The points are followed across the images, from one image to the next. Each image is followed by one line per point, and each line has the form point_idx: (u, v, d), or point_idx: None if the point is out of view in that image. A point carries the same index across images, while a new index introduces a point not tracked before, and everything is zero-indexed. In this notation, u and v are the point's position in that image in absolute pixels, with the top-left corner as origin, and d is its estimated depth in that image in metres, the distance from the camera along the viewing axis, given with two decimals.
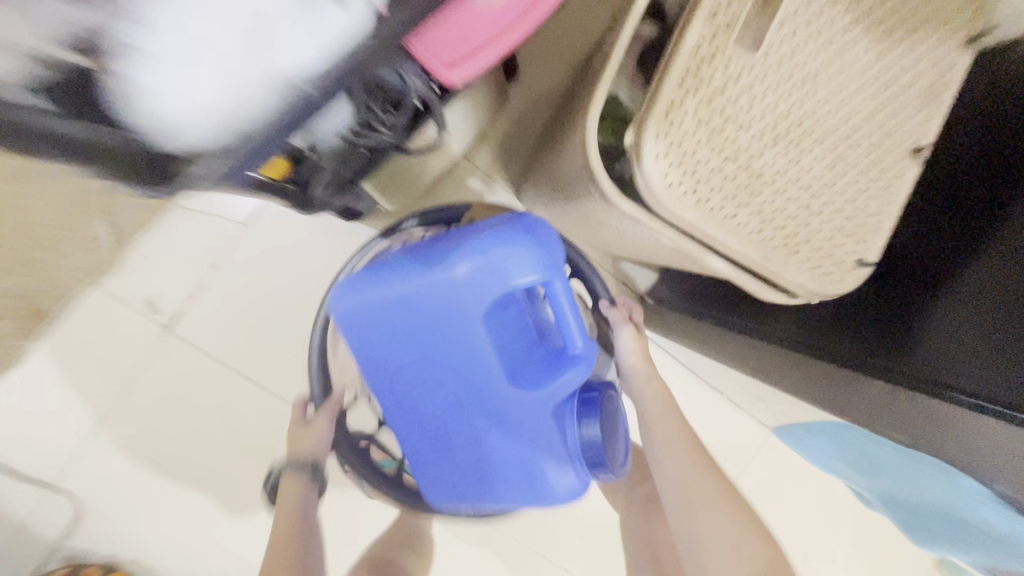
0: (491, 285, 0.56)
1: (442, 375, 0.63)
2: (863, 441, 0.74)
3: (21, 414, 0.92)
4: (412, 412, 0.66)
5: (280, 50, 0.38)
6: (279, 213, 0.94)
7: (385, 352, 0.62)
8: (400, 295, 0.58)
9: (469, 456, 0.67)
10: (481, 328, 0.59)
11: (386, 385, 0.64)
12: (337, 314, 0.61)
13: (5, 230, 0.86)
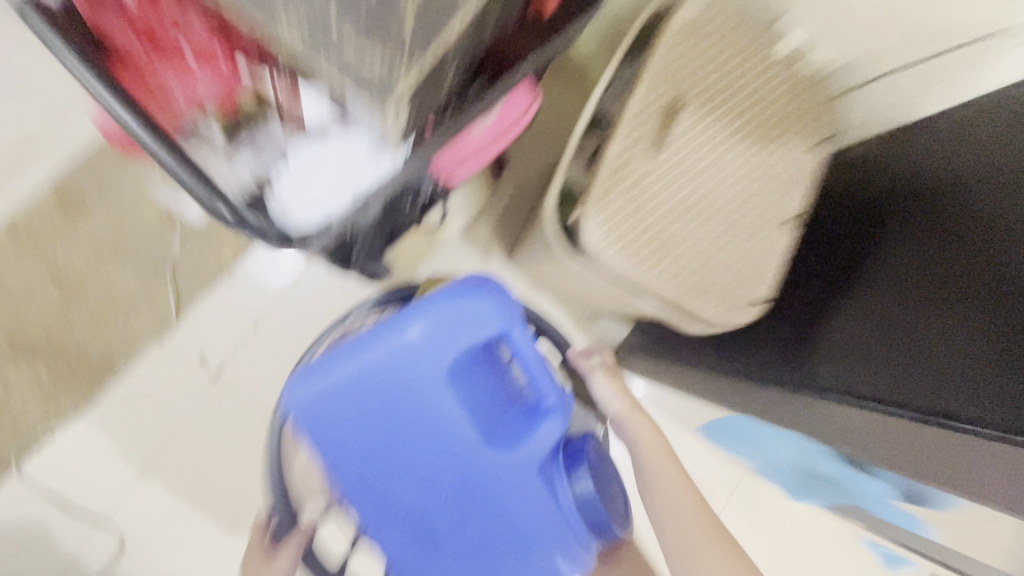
0: (449, 345, 0.63)
1: (412, 448, 0.69)
2: (752, 428, 0.93)
3: (82, 455, 1.06)
4: (393, 484, 0.71)
5: (357, 177, 0.59)
6: (313, 279, 1.14)
7: (349, 435, 0.67)
8: (360, 372, 0.64)
9: (461, 523, 0.74)
10: (447, 389, 0.66)
11: (359, 469, 0.70)
12: (296, 409, 0.66)
13: (95, 296, 1.07)
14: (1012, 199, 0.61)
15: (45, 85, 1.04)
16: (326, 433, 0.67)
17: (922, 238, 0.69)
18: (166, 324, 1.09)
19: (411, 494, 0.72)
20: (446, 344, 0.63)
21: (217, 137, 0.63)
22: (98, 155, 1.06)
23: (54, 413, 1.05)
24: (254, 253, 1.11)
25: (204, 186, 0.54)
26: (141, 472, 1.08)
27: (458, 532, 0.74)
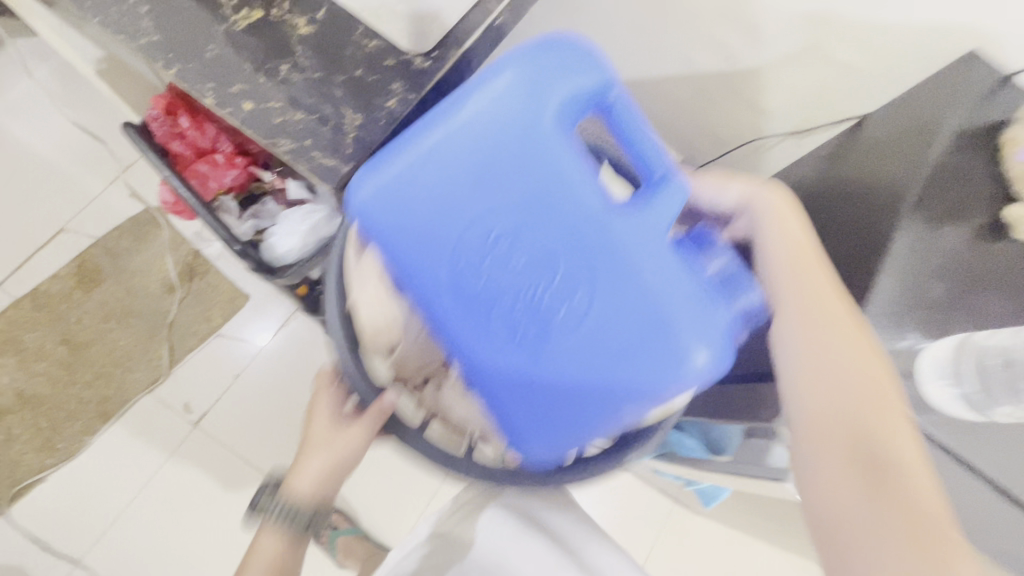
0: (547, 94, 0.49)
1: (503, 220, 0.52)
2: None
3: (69, 497, 1.18)
4: (486, 289, 0.55)
5: (324, 228, 0.67)
6: (289, 337, 1.31)
7: (432, 226, 0.53)
8: (449, 134, 0.51)
9: (570, 341, 0.55)
10: (551, 145, 0.50)
11: (448, 268, 0.55)
12: (367, 203, 0.52)
13: (99, 353, 1.25)
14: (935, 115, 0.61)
15: (80, 182, 1.30)
16: (397, 228, 0.54)
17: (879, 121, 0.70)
18: (157, 377, 1.25)
19: (502, 307, 0.55)
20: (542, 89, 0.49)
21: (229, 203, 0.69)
22: (117, 235, 1.29)
23: (50, 458, 1.19)
24: (240, 315, 1.30)
25: (218, 225, 0.63)
26: (121, 513, 1.19)
27: (558, 363, 0.55)
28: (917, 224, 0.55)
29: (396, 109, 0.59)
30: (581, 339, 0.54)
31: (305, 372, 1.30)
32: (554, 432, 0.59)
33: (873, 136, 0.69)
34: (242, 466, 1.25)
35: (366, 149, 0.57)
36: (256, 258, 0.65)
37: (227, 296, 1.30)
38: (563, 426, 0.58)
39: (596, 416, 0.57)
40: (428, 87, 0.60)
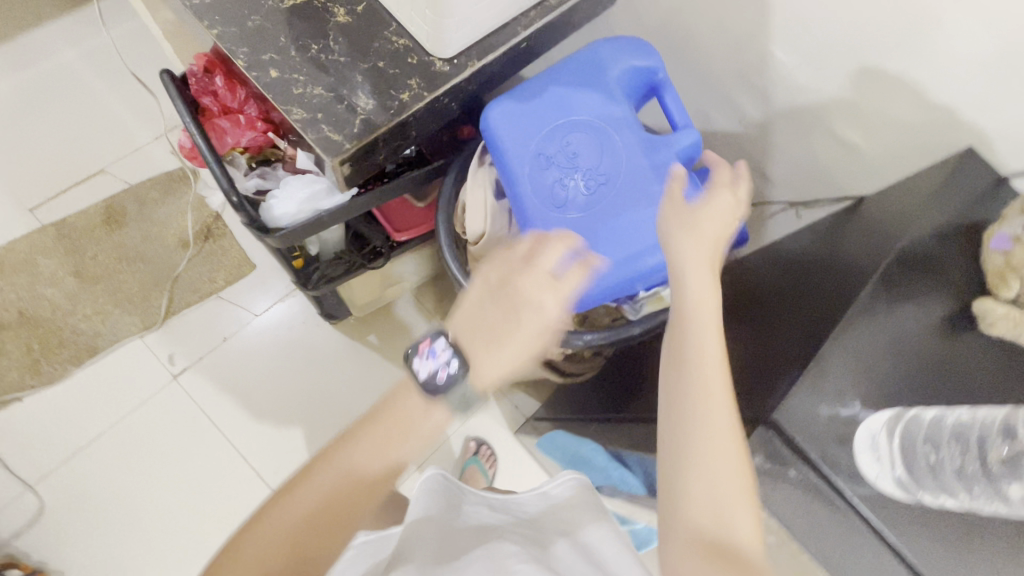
0: (617, 59, 0.73)
1: (575, 133, 0.72)
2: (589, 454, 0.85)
3: (39, 421, 1.21)
4: (557, 175, 0.71)
5: (324, 202, 0.71)
6: (284, 311, 1.35)
7: (529, 128, 0.72)
8: (549, 78, 0.73)
9: (607, 224, 0.70)
10: (613, 91, 0.73)
11: (534, 159, 0.71)
12: (493, 110, 0.71)
13: (104, 290, 1.30)
14: (938, 191, 0.61)
15: (129, 132, 1.39)
16: (509, 124, 0.71)
17: (884, 196, 0.71)
18: (151, 324, 1.30)
19: (562, 190, 0.71)
20: (618, 58, 0.73)
21: (241, 161, 0.75)
22: (149, 185, 1.37)
23: (32, 379, 1.23)
24: (243, 281, 1.35)
25: (222, 176, 0.66)
26: (84, 446, 1.21)
27: (595, 228, 0.70)
28: (874, 296, 0.54)
29: (408, 101, 0.64)
30: (614, 224, 0.70)
31: (293, 348, 1.33)
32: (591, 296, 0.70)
33: (870, 213, 0.69)
34: (209, 428, 1.26)
35: (369, 131, 0.62)
36: (250, 216, 0.69)
37: (235, 262, 1.35)
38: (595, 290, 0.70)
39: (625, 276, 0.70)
40: (440, 88, 0.65)
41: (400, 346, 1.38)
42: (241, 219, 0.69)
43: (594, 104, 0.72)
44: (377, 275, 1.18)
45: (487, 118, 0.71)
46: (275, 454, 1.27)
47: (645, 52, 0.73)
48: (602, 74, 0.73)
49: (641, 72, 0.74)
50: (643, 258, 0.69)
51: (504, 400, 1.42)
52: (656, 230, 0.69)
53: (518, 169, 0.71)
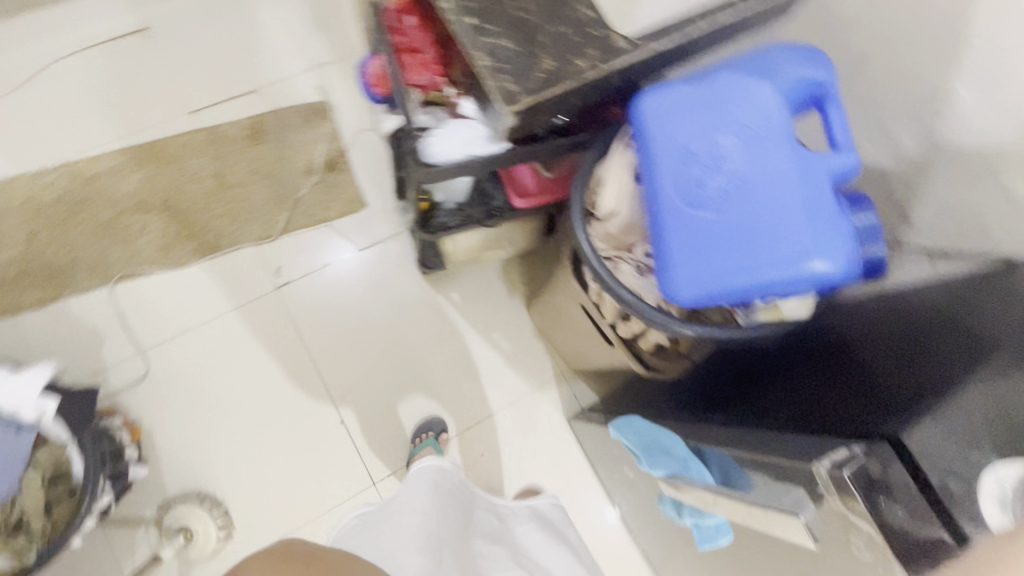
0: (795, 61, 0.64)
1: (730, 130, 0.63)
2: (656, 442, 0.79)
3: (158, 297, 1.35)
4: (697, 173, 0.63)
5: (477, 149, 0.77)
6: (384, 253, 1.44)
7: (679, 120, 0.65)
8: (713, 72, 0.65)
9: (741, 234, 0.61)
10: (784, 92, 0.63)
11: (677, 152, 0.64)
12: (645, 101, 0.66)
13: (234, 196, 1.43)
14: None
15: (284, 62, 1.52)
16: (658, 115, 0.65)
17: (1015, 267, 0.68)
18: (268, 236, 1.42)
19: (699, 189, 0.63)
20: (797, 60, 0.64)
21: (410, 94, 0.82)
22: (291, 112, 1.49)
23: (160, 260, 1.37)
24: (352, 216, 1.45)
25: None
26: (190, 329, 1.35)
27: (734, 236, 0.61)
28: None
29: (584, 70, 0.67)
30: (751, 236, 0.61)
31: (384, 287, 1.42)
32: (702, 301, 0.63)
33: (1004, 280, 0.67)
34: (296, 341, 1.37)
35: (545, 88, 0.65)
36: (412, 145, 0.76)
37: (350, 197, 1.45)
38: (709, 297, 0.63)
39: (748, 293, 0.62)
40: (616, 62, 0.68)
41: (479, 310, 1.44)
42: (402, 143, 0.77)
43: (761, 101, 0.62)
44: (479, 235, 1.23)
45: (637, 106, 0.66)
46: (348, 379, 1.37)
47: (817, 61, 0.64)
48: (774, 73, 0.63)
49: (821, 78, 0.63)
50: (779, 281, 0.60)
51: (565, 385, 1.45)
52: (800, 250, 0.59)
53: (658, 162, 0.65)
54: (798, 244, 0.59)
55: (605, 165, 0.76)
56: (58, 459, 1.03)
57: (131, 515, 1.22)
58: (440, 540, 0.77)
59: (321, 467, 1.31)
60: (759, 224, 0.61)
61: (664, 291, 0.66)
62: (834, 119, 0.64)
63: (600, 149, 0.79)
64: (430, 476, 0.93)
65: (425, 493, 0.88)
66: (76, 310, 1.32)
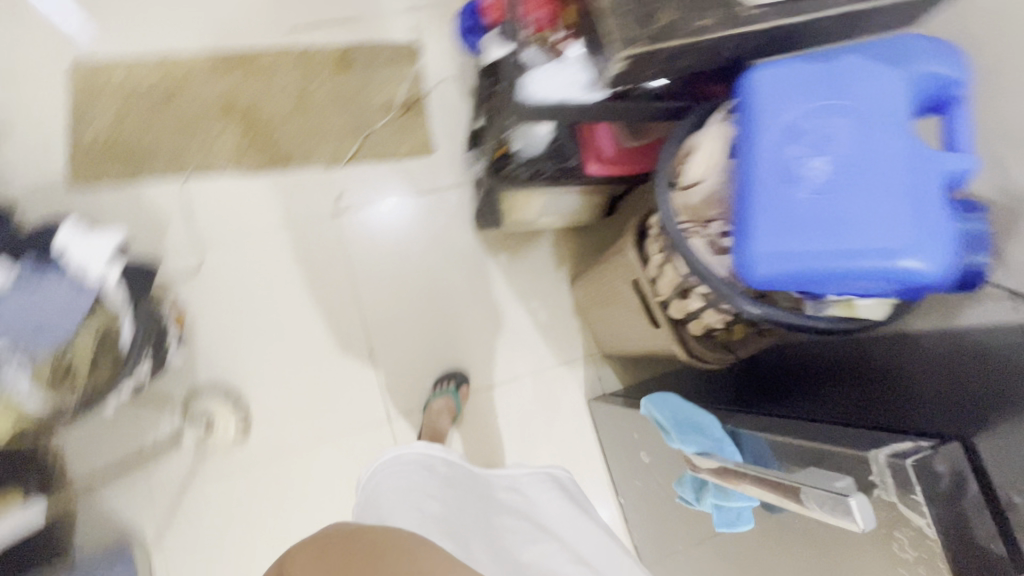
0: (929, 55, 0.61)
1: (846, 112, 0.61)
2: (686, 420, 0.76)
3: (224, 198, 1.40)
4: (802, 150, 0.61)
5: (573, 94, 0.77)
6: (443, 200, 1.46)
7: (794, 93, 0.63)
8: (839, 52, 0.63)
9: (835, 218, 0.59)
10: (910, 84, 0.61)
11: (785, 125, 0.62)
12: (762, 68, 0.64)
13: (313, 117, 1.46)
14: None
15: None
16: (773, 85, 0.63)
17: None
18: (337, 161, 1.45)
19: (801, 166, 0.61)
20: (931, 54, 0.61)
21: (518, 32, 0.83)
22: (381, 47, 1.51)
23: (232, 164, 1.41)
24: (420, 160, 1.47)
25: None
26: (247, 234, 1.39)
27: (828, 219, 0.60)
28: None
29: (705, 28, 0.66)
30: (846, 221, 0.59)
31: (437, 233, 1.44)
32: (778, 280, 0.62)
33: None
34: (343, 268, 1.40)
35: (663, 38, 0.65)
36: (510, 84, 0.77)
37: (421, 141, 1.47)
38: (787, 276, 0.61)
39: (829, 279, 0.60)
40: (740, 27, 0.66)
41: (523, 275, 1.45)
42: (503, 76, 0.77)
43: (884, 89, 0.60)
44: (543, 198, 1.24)
45: (752, 72, 0.64)
46: (385, 315, 1.39)
47: (950, 59, 0.62)
48: (904, 63, 0.61)
49: (952, 77, 0.61)
50: (866, 271, 0.58)
51: (592, 365, 1.44)
52: (897, 243, 0.57)
53: (762, 132, 0.63)
54: (896, 237, 0.57)
55: (698, 136, 0.75)
56: (114, 321, 1.05)
57: (162, 395, 1.27)
58: (455, 525, 0.80)
59: (345, 391, 1.35)
60: (858, 211, 0.59)
61: (738, 267, 0.65)
62: (954, 123, 0.62)
63: (695, 120, 0.78)
64: (436, 465, 0.96)
65: (436, 482, 0.90)
66: (147, 194, 1.37)
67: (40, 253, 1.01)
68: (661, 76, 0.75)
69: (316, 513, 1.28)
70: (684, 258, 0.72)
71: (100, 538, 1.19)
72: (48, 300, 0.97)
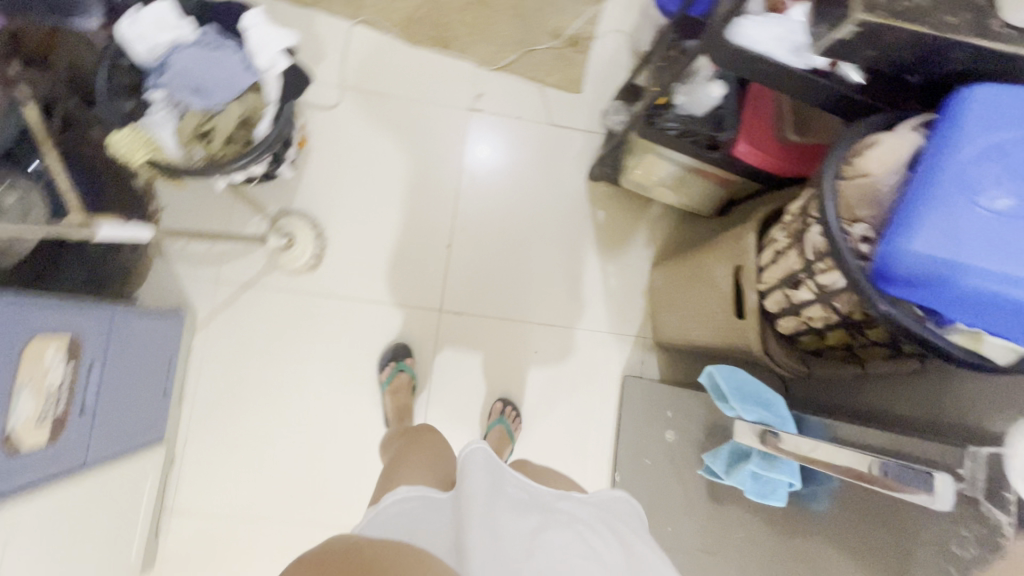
0: None
1: None
2: (753, 390, 0.77)
3: (378, 53, 1.44)
4: (998, 177, 0.60)
5: (778, 54, 0.75)
6: (570, 141, 1.48)
7: (1011, 120, 0.61)
8: None
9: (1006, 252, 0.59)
10: None
11: (990, 149, 0.60)
12: (987, 87, 0.61)
13: (486, 15, 1.48)
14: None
15: None
16: (992, 105, 0.61)
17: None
18: (489, 64, 1.47)
19: (991, 191, 0.60)
20: None
21: None
22: None
23: (399, 27, 1.45)
24: (563, 94, 1.49)
25: None
26: (385, 94, 1.43)
27: (999, 249, 0.59)
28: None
29: (948, 27, 0.65)
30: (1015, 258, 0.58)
31: (551, 166, 1.46)
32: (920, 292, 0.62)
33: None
34: (456, 162, 1.44)
35: (904, 20, 0.64)
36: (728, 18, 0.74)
37: (572, 78, 1.49)
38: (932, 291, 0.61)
39: (973, 305, 0.61)
40: (984, 39, 0.65)
41: (612, 238, 1.46)
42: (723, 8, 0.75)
43: None
44: (670, 167, 1.24)
45: (977, 87, 0.61)
46: (475, 219, 1.43)
47: None
48: None
49: None
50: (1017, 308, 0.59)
51: (639, 348, 1.44)
52: None
53: (964, 147, 0.61)
54: None
55: (884, 134, 0.73)
56: (258, 109, 1.12)
57: (259, 201, 1.34)
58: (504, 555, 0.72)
59: (412, 270, 1.39)
60: None
61: (879, 268, 0.64)
62: None
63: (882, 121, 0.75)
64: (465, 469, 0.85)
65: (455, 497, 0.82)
66: (314, 22, 1.42)
67: (221, 26, 1.11)
68: (874, 65, 0.74)
69: (344, 362, 1.35)
70: (831, 244, 0.69)
71: (162, 299, 1.29)
72: (213, 62, 1.07)
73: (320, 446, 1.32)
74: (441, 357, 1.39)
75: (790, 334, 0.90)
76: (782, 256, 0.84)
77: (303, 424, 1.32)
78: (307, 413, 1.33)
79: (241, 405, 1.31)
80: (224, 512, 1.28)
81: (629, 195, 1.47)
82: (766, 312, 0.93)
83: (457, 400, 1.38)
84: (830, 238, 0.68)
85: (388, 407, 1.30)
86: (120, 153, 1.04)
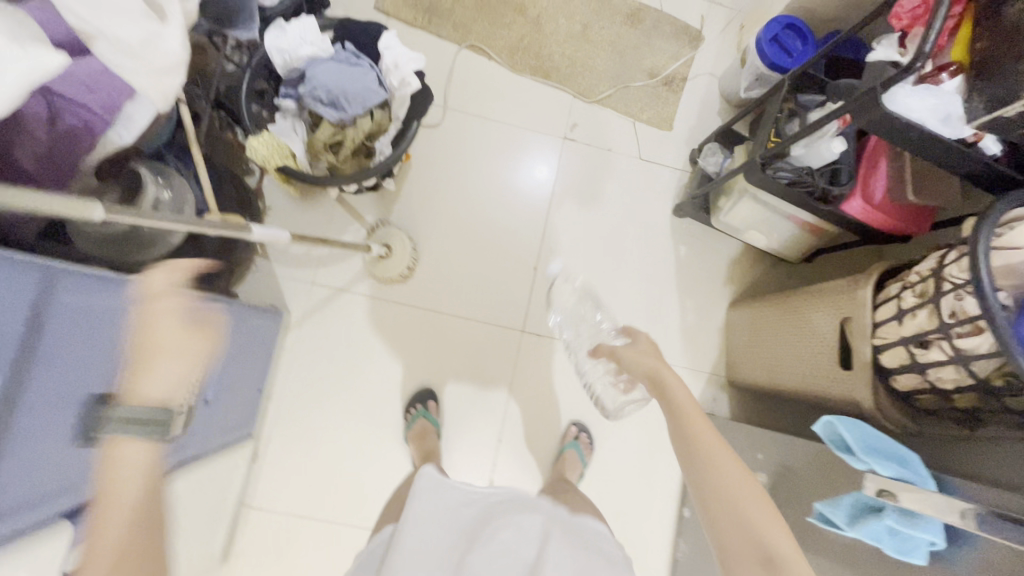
0: None
1: None
2: (881, 443, 0.79)
3: (481, 77, 1.50)
4: None
5: (928, 122, 0.79)
6: (658, 176, 1.52)
7: None
8: None
9: None
10: None
11: None
12: None
13: (586, 49, 1.53)
14: None
15: None
16: None
17: None
18: (585, 97, 1.52)
19: None
20: None
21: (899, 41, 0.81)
22: (670, 21, 1.56)
23: (504, 55, 1.50)
24: (654, 130, 1.53)
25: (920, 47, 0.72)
26: (485, 117, 1.48)
27: None
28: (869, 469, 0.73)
29: None
30: None
31: (637, 199, 1.50)
32: None
33: None
34: (546, 187, 1.48)
35: None
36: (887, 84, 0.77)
37: (664, 116, 1.53)
38: None
39: None
40: None
41: (693, 273, 1.49)
42: (879, 73, 0.78)
43: None
44: (766, 212, 1.27)
45: None
46: (560, 245, 1.46)
47: None
48: None
49: None
50: None
51: (712, 385, 1.46)
52: None
53: None
54: None
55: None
56: (383, 125, 1.18)
57: (359, 210, 1.39)
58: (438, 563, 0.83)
59: (495, 288, 1.43)
60: None
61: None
62: None
63: None
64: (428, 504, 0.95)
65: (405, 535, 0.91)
66: (425, 44, 1.48)
67: (356, 45, 1.17)
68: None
69: (425, 371, 1.38)
70: (989, 313, 0.70)
71: (260, 296, 1.33)
72: (349, 77, 1.11)
73: (395, 454, 1.34)
74: (517, 377, 1.41)
75: (905, 390, 0.92)
76: (909, 315, 0.86)
77: (381, 430, 1.35)
78: (386, 419, 1.35)
79: (324, 407, 1.34)
80: (299, 511, 1.30)
81: (712, 234, 1.50)
82: (878, 366, 0.94)
83: (530, 421, 1.40)
84: (987, 309, 0.69)
85: (416, 451, 1.28)
86: (256, 157, 1.08)
